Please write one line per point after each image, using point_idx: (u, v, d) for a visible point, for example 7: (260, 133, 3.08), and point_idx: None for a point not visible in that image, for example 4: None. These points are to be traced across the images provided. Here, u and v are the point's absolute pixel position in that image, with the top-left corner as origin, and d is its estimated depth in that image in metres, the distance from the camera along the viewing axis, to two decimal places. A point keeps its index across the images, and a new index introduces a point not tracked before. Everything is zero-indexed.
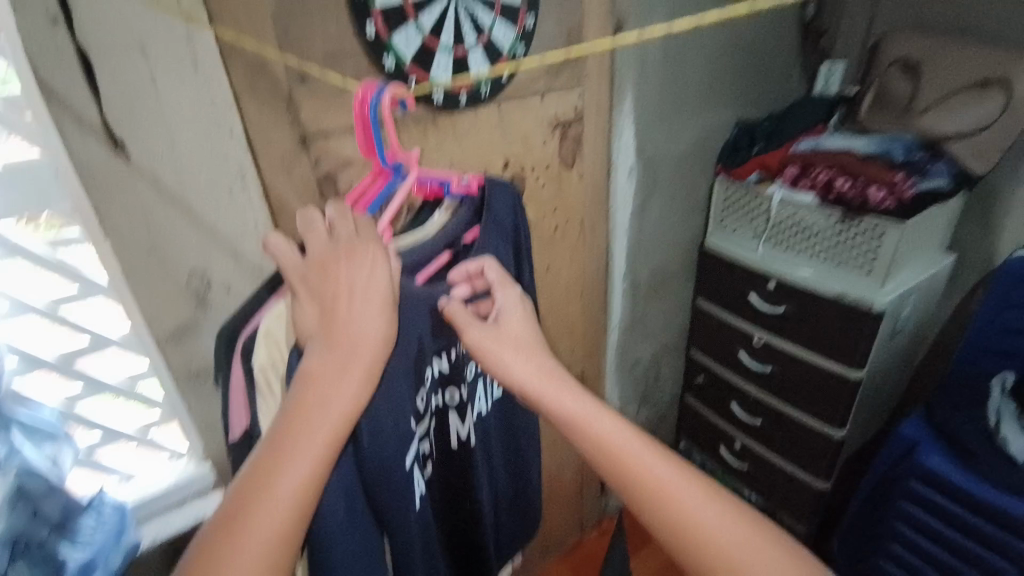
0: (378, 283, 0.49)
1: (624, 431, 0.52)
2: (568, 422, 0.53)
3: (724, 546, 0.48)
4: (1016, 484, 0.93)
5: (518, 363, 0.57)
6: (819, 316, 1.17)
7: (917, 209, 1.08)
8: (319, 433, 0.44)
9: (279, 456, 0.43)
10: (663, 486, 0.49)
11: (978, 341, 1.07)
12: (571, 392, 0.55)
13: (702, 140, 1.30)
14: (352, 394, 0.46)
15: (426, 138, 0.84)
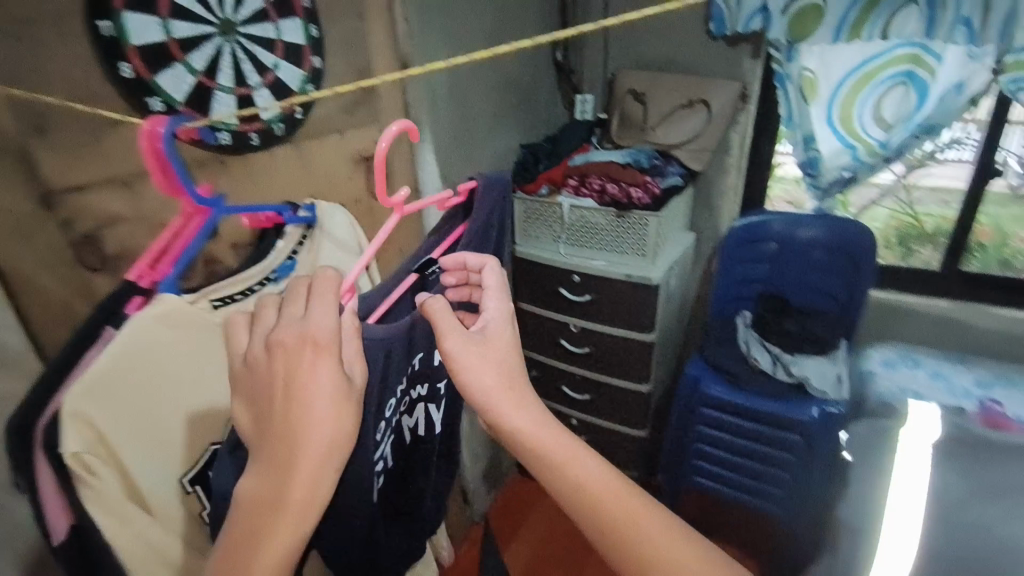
0: (325, 376, 0.42)
1: (604, 477, 0.48)
2: (555, 473, 0.47)
3: None
4: (771, 390, 1.24)
5: (519, 416, 0.49)
6: (614, 296, 1.41)
7: (665, 200, 1.38)
8: (284, 539, 0.40)
9: (243, 567, 0.39)
10: (649, 544, 0.46)
11: (725, 292, 1.45)
12: (558, 437, 0.49)
13: (495, 163, 1.45)
14: (314, 493, 0.42)
15: (217, 180, 0.78)
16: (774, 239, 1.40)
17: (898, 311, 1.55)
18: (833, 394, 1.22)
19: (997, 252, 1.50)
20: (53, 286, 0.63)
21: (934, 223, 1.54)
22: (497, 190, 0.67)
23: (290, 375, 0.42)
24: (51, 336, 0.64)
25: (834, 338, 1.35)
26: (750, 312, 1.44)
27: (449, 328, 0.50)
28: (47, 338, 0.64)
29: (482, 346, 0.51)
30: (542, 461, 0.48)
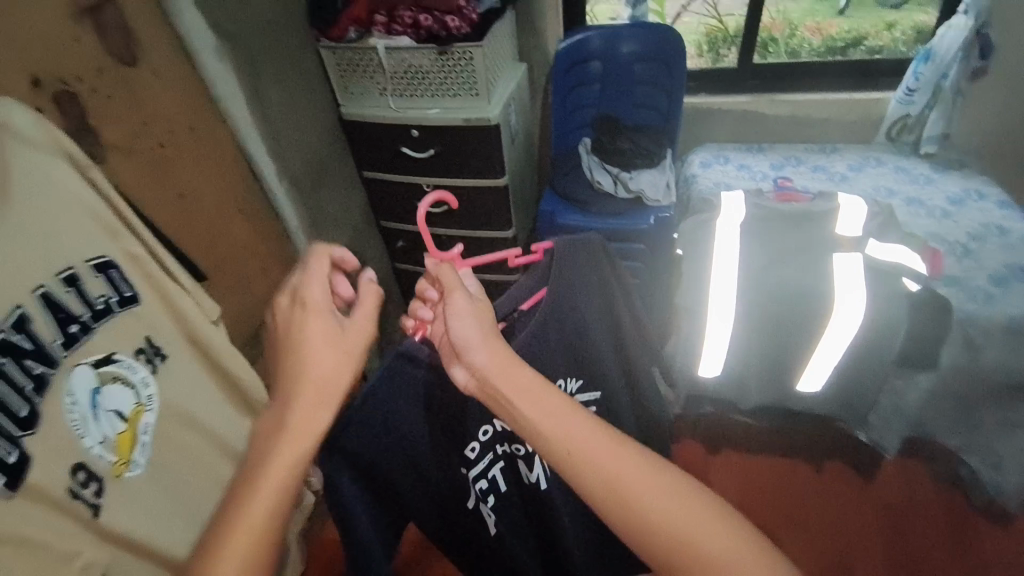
0: (331, 327, 0.51)
1: (600, 435, 0.47)
2: (517, 410, 0.47)
3: (675, 539, 0.44)
4: (611, 208, 1.34)
5: (482, 349, 0.50)
6: (459, 144, 1.33)
7: (486, 27, 1.26)
8: (275, 461, 0.47)
9: (255, 475, 0.47)
10: (632, 489, 0.45)
11: (562, 118, 1.45)
12: (515, 370, 0.49)
13: (280, 5, 1.18)
14: (319, 422, 0.49)
15: None
16: (597, 58, 1.40)
17: (709, 113, 1.69)
18: (664, 199, 1.33)
19: (786, 43, 1.65)
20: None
21: (734, 23, 1.65)
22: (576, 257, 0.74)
23: (295, 329, 0.51)
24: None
25: (661, 149, 1.41)
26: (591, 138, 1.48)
27: (454, 284, 0.55)
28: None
29: (475, 301, 0.55)
30: (499, 395, 0.48)
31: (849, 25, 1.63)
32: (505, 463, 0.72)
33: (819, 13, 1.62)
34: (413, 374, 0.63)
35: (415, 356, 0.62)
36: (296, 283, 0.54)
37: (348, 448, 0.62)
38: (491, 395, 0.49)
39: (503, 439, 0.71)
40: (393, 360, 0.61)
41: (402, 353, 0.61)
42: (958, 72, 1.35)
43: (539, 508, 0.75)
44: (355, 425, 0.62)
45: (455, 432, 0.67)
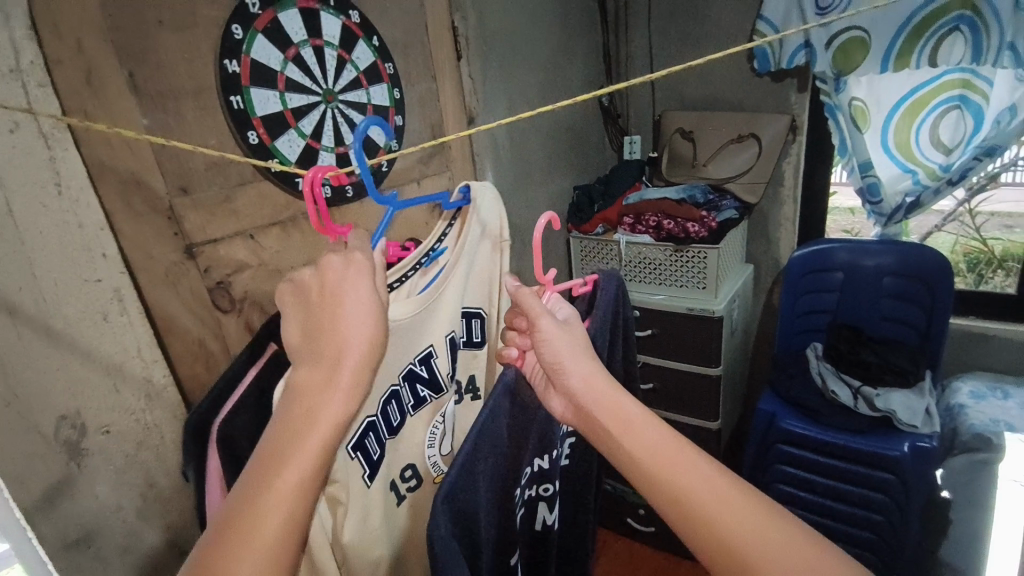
0: (365, 296, 0.47)
1: (669, 441, 0.48)
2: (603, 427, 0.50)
3: (748, 548, 0.43)
4: (852, 424, 1.19)
5: (577, 370, 0.53)
6: (678, 329, 1.41)
7: (722, 233, 1.40)
8: (310, 435, 0.42)
9: (278, 463, 0.41)
10: (706, 504, 0.44)
11: (790, 316, 1.42)
12: (615, 396, 0.51)
13: (551, 204, 1.52)
14: (341, 407, 0.44)
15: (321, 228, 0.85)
16: (840, 270, 1.39)
17: (980, 337, 1.47)
18: (923, 427, 1.15)
19: None
20: (189, 326, 0.69)
21: (1003, 248, 1.50)
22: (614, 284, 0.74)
23: (337, 300, 0.47)
24: (188, 373, 0.70)
25: (918, 369, 1.26)
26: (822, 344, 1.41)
27: (540, 309, 0.56)
28: (180, 371, 0.69)
29: (566, 327, 0.57)
30: (597, 423, 0.51)
31: None
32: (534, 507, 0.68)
33: None
34: (505, 418, 0.54)
35: (513, 388, 0.55)
36: (324, 275, 0.48)
37: (458, 504, 0.47)
38: (587, 419, 0.51)
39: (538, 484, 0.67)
40: (497, 393, 0.53)
41: (505, 387, 0.54)
42: None
43: (539, 552, 0.72)
44: (455, 484, 0.47)
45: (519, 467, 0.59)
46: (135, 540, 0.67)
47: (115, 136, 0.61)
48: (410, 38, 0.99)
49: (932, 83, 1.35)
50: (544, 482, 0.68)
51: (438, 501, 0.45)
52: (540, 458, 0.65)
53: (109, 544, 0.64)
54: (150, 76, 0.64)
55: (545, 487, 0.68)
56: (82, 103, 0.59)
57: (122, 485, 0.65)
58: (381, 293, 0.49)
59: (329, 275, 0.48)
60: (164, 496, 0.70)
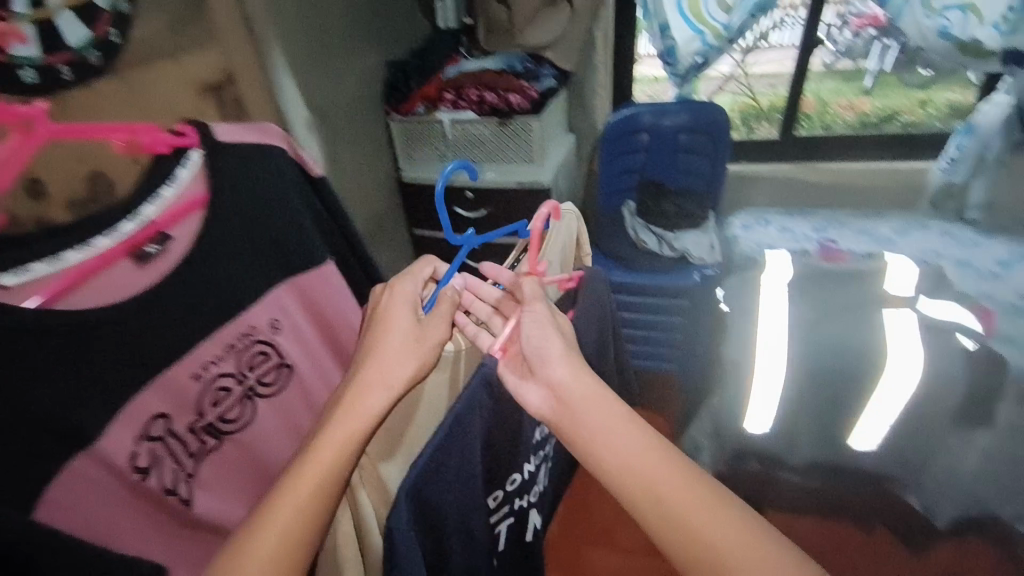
0: (405, 333, 0.56)
1: (630, 430, 0.54)
2: (581, 427, 0.55)
3: (690, 523, 0.49)
4: (658, 265, 1.41)
5: (558, 365, 0.57)
6: (510, 204, 1.44)
7: (543, 103, 1.40)
8: (315, 469, 0.47)
9: (285, 489, 0.46)
10: (685, 510, 0.49)
11: (611, 181, 1.56)
12: (599, 405, 0.55)
13: (362, 84, 1.36)
14: (381, 403, 0.52)
15: None
16: (646, 131, 1.50)
17: (749, 178, 1.77)
18: (708, 258, 1.39)
19: (819, 118, 1.75)
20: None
21: (769, 102, 1.75)
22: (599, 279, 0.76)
23: (386, 319, 0.57)
24: None
25: (703, 210, 1.50)
26: (634, 202, 1.55)
27: (535, 296, 0.62)
28: None
29: (550, 315, 0.61)
30: (574, 425, 0.55)
31: (880, 103, 1.73)
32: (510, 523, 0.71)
33: (849, 92, 1.72)
34: (481, 409, 0.57)
35: (492, 379, 0.57)
36: (376, 303, 0.59)
37: (422, 492, 0.50)
38: (569, 413, 0.56)
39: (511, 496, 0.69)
40: (475, 385, 0.55)
41: (484, 376, 0.56)
42: (1003, 145, 1.40)
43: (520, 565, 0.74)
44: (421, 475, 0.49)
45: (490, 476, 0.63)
46: None
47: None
48: None
49: None
50: (528, 490, 0.74)
51: (402, 493, 0.47)
52: (515, 469, 0.68)
53: None
54: None
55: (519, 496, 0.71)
56: None
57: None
58: (422, 317, 0.59)
59: (380, 299, 0.59)
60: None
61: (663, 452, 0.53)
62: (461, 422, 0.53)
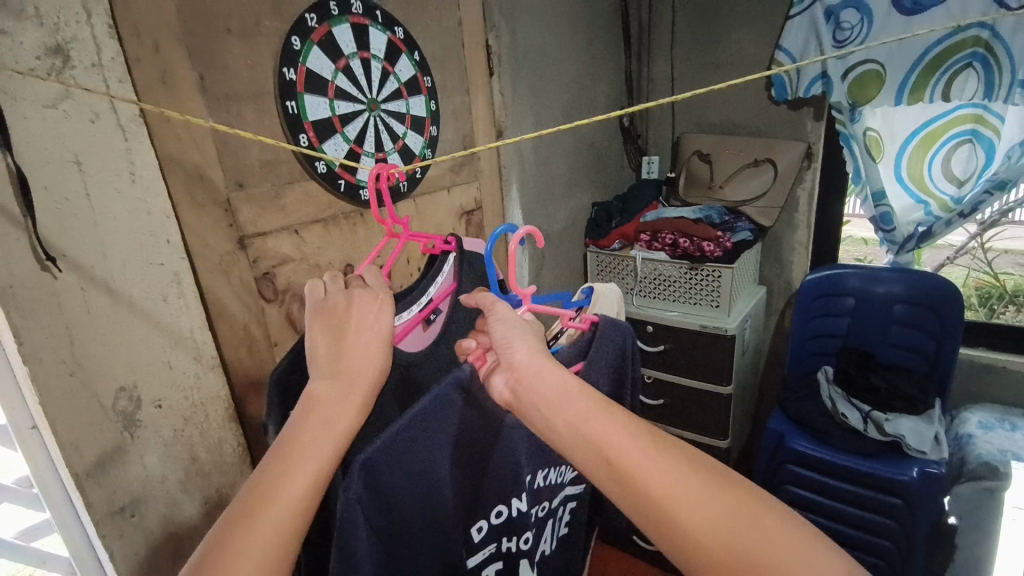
0: (383, 322, 0.53)
1: (630, 430, 0.44)
2: (547, 414, 0.46)
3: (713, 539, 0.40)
4: (865, 448, 1.20)
5: (522, 349, 0.50)
6: (691, 345, 1.44)
7: (739, 252, 1.42)
8: (315, 457, 0.45)
9: (276, 488, 0.42)
10: (679, 514, 0.40)
11: (806, 344, 1.47)
12: (571, 395, 0.46)
13: (571, 218, 1.55)
14: (353, 416, 0.48)
15: (356, 233, 0.88)
16: (852, 294, 1.41)
17: (990, 369, 1.49)
18: (933, 454, 1.16)
19: None
20: (238, 313, 0.74)
21: (1013, 282, 1.54)
22: (613, 332, 0.66)
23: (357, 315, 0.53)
24: (232, 355, 0.74)
25: (926, 397, 1.28)
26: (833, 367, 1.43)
27: (492, 299, 0.55)
28: (229, 356, 0.74)
29: (519, 316, 0.54)
30: (536, 401, 0.47)
31: None
32: (504, 564, 0.62)
33: None
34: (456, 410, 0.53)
35: (466, 382, 0.54)
36: (341, 290, 0.54)
37: (378, 476, 0.48)
38: (526, 398, 0.48)
39: (508, 527, 0.61)
40: (445, 386, 0.53)
41: (457, 380, 0.53)
42: None
43: None
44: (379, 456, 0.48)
45: (479, 498, 0.58)
46: (176, 512, 0.70)
47: (176, 116, 0.65)
48: (446, 54, 1.03)
49: (944, 117, 1.38)
50: (517, 533, 0.62)
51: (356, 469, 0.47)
52: (512, 499, 0.60)
53: (152, 513, 0.67)
54: (218, 78, 0.69)
55: (521, 538, 0.62)
56: (159, 100, 0.64)
57: (169, 458, 0.69)
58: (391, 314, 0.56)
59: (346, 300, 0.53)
60: (204, 471, 0.73)
61: (654, 441, 0.43)
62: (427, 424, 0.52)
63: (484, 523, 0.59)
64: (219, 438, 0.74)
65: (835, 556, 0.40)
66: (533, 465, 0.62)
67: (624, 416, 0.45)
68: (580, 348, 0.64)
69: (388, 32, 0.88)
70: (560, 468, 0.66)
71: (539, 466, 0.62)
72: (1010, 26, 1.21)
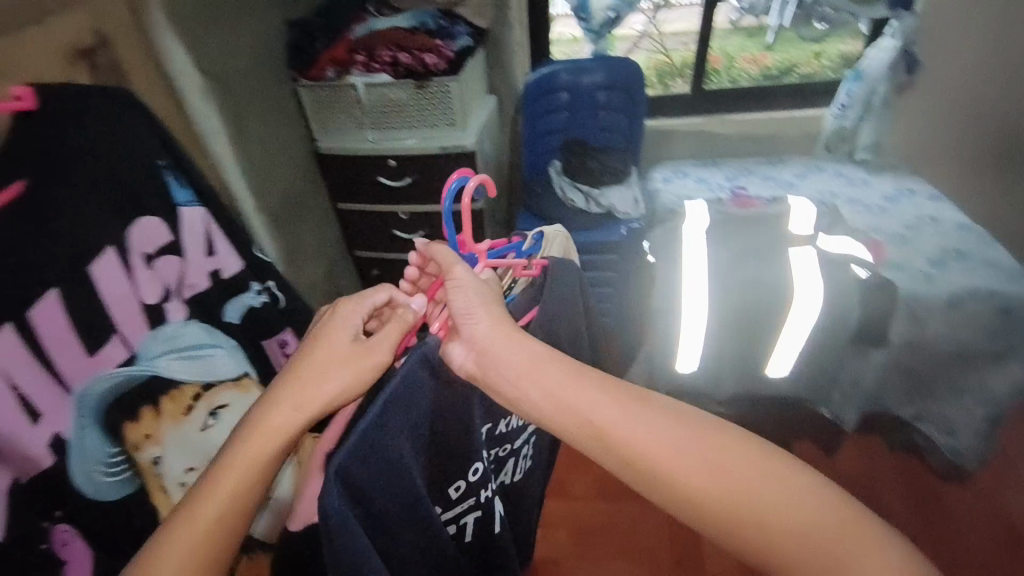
0: (345, 339, 0.55)
1: (594, 386, 0.51)
2: (330, 376, 0.52)
3: (672, 472, 0.47)
4: (583, 222, 1.45)
5: (482, 321, 0.55)
6: (434, 171, 1.41)
7: (462, 61, 1.35)
8: (235, 476, 0.49)
9: (202, 503, 0.47)
10: (654, 455, 0.47)
11: (535, 145, 1.57)
12: (535, 363, 0.52)
13: (262, 46, 1.24)
14: (293, 434, 0.51)
15: None
16: (564, 90, 1.52)
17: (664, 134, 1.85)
18: (632, 213, 1.45)
19: (727, 73, 1.82)
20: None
21: (681, 58, 1.81)
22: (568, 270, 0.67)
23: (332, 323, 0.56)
24: None
25: (626, 166, 1.54)
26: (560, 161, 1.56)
27: (450, 260, 0.58)
28: None
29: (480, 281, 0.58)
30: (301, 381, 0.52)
31: (779, 56, 1.80)
32: (481, 510, 0.72)
33: (751, 47, 1.79)
34: (419, 390, 0.54)
35: (432, 359, 0.54)
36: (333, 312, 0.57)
37: (357, 487, 0.49)
38: (481, 361, 0.53)
39: (480, 483, 0.69)
40: (412, 363, 0.53)
41: (423, 356, 0.54)
42: (885, 89, 1.55)
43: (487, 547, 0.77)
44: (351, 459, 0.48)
45: (448, 474, 0.64)
46: None
47: None
48: None
49: None
50: (487, 484, 0.71)
51: (330, 475, 0.46)
52: (485, 458, 0.67)
53: None
54: None
55: (488, 487, 0.71)
56: None
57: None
58: (361, 323, 0.57)
59: (323, 320, 0.57)
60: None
61: (620, 389, 0.51)
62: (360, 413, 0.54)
63: (463, 484, 0.67)
64: None
65: (799, 469, 0.47)
66: (489, 417, 0.67)
67: (598, 378, 0.52)
68: (532, 295, 0.65)
69: None
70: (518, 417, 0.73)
71: (497, 418, 0.69)
72: None
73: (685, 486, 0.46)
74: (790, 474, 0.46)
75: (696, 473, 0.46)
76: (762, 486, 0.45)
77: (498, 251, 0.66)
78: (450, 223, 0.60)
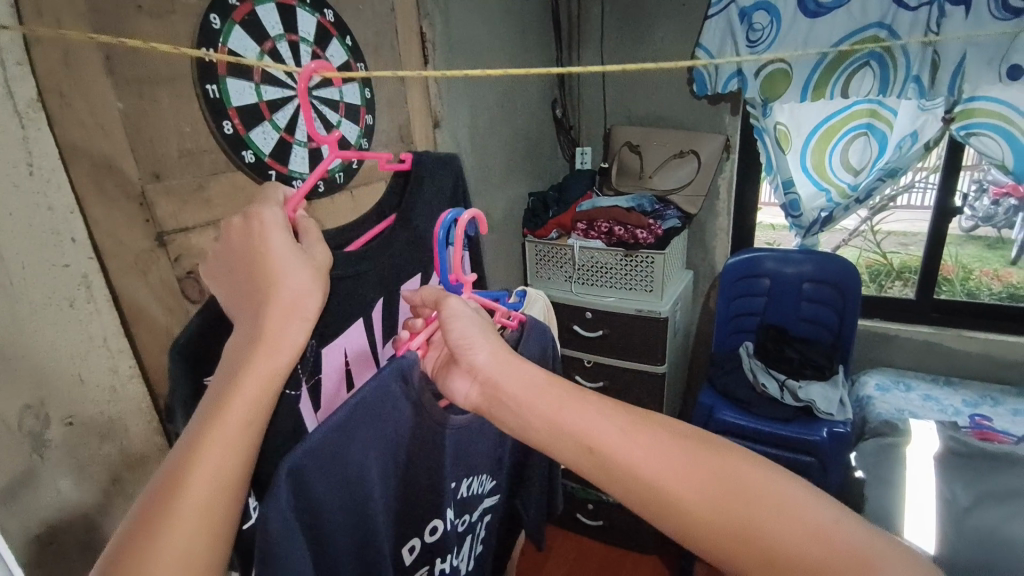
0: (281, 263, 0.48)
1: (599, 404, 0.47)
2: (521, 412, 0.47)
3: (683, 500, 0.43)
4: (779, 413, 1.33)
5: (484, 349, 0.51)
6: (624, 325, 1.50)
7: (668, 238, 1.50)
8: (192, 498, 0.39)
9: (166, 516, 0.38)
10: (669, 487, 0.43)
11: (724, 325, 1.57)
12: (518, 366, 0.50)
13: (509, 209, 1.57)
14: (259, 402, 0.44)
15: None
16: (767, 276, 1.54)
17: (884, 337, 1.71)
18: (838, 414, 1.31)
19: None
20: (161, 318, 0.68)
21: None
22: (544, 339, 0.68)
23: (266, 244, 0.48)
24: (156, 366, 0.68)
25: (833, 364, 1.43)
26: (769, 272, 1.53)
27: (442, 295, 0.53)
28: (150, 363, 0.68)
29: (472, 309, 0.54)
30: (508, 401, 0.48)
31: None
32: None
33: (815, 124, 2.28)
34: (392, 407, 0.52)
35: (409, 374, 0.52)
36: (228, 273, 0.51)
37: (310, 493, 0.45)
38: (494, 397, 0.49)
39: (440, 546, 0.61)
40: (387, 374, 0.51)
41: (400, 370, 0.52)
42: None
43: None
44: (312, 459, 0.45)
45: (408, 521, 0.58)
46: (97, 535, 0.63)
47: (81, 102, 0.59)
48: (381, 40, 1.00)
49: (844, 112, 1.54)
50: (442, 553, 0.62)
51: (281, 473, 0.43)
52: (447, 514, 0.61)
53: (71, 539, 0.61)
54: (128, 58, 0.62)
55: (452, 558, 0.63)
56: (57, 82, 0.57)
57: (87, 480, 0.62)
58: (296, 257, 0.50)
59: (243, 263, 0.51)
60: (126, 492, 0.67)
61: (621, 417, 0.46)
62: (365, 411, 0.48)
63: (417, 544, 0.59)
64: (143, 454, 0.68)
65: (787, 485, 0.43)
66: (458, 474, 0.61)
67: (601, 403, 0.47)
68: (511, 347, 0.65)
69: (316, 15, 0.83)
70: (481, 477, 0.66)
71: (466, 475, 0.62)
72: (904, 27, 1.38)
73: (787, 542, 0.41)
74: (798, 500, 0.43)
75: (822, 538, 0.41)
76: (782, 537, 0.41)
77: (484, 295, 0.65)
78: (444, 252, 0.58)
